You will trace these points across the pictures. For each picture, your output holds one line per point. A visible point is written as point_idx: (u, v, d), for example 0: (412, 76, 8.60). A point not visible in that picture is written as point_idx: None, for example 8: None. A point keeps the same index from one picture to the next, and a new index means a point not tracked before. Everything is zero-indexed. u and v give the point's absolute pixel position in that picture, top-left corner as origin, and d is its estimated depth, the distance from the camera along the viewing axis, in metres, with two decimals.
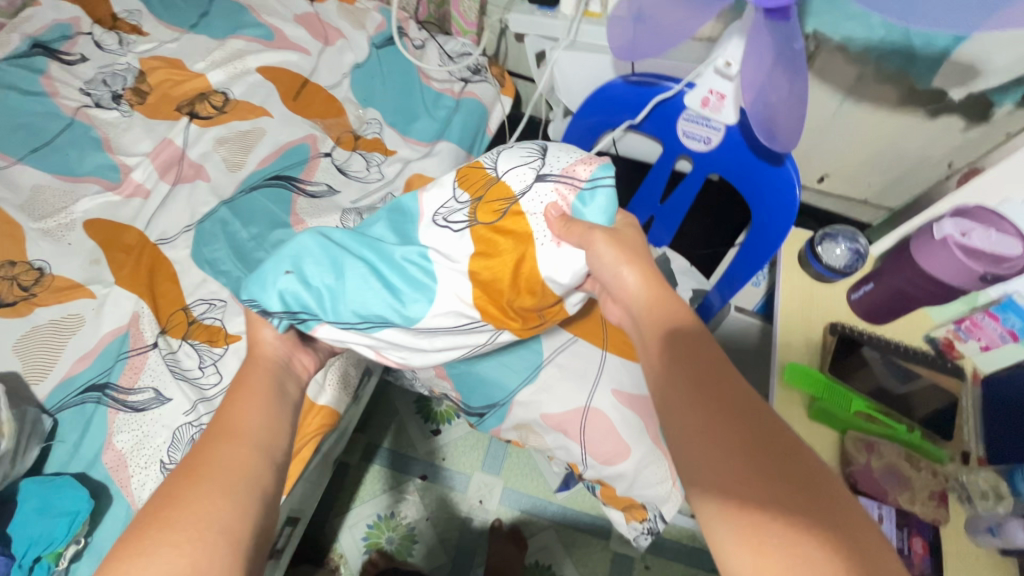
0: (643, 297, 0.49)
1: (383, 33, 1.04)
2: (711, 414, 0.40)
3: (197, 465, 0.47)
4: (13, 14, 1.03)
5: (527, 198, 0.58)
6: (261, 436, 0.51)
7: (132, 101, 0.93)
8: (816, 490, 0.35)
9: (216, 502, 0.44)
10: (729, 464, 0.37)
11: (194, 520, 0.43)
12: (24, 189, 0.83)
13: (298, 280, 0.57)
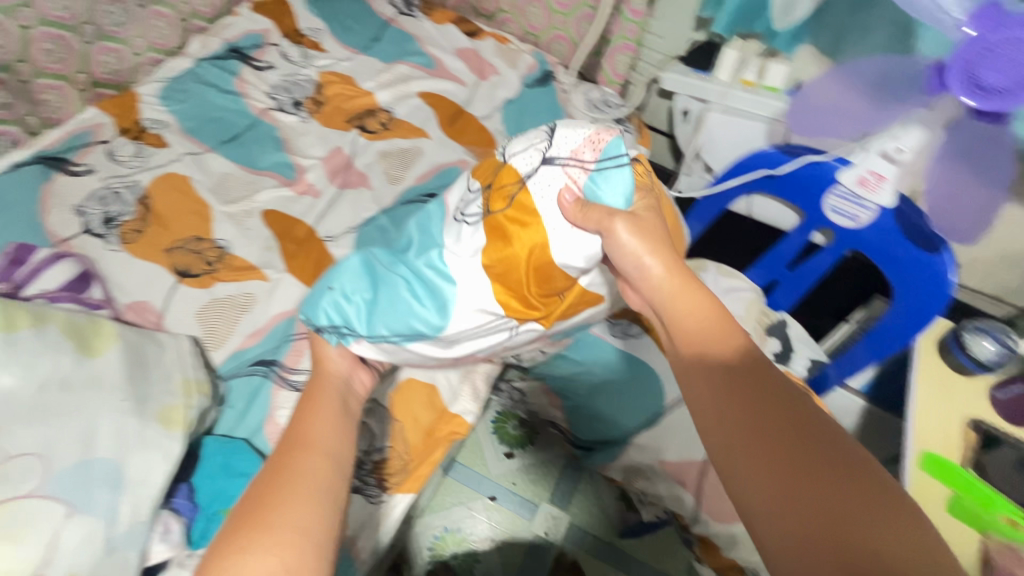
0: (666, 287, 0.52)
1: (534, 74, 1.12)
2: (755, 426, 0.42)
3: (280, 470, 0.49)
4: (217, 21, 1.17)
5: (536, 182, 0.60)
6: (332, 450, 0.52)
7: (310, 109, 1.03)
8: (850, 482, 0.39)
9: (301, 510, 0.45)
10: (771, 470, 0.40)
11: (284, 521, 0.44)
12: (214, 175, 0.93)
13: (343, 297, 0.64)
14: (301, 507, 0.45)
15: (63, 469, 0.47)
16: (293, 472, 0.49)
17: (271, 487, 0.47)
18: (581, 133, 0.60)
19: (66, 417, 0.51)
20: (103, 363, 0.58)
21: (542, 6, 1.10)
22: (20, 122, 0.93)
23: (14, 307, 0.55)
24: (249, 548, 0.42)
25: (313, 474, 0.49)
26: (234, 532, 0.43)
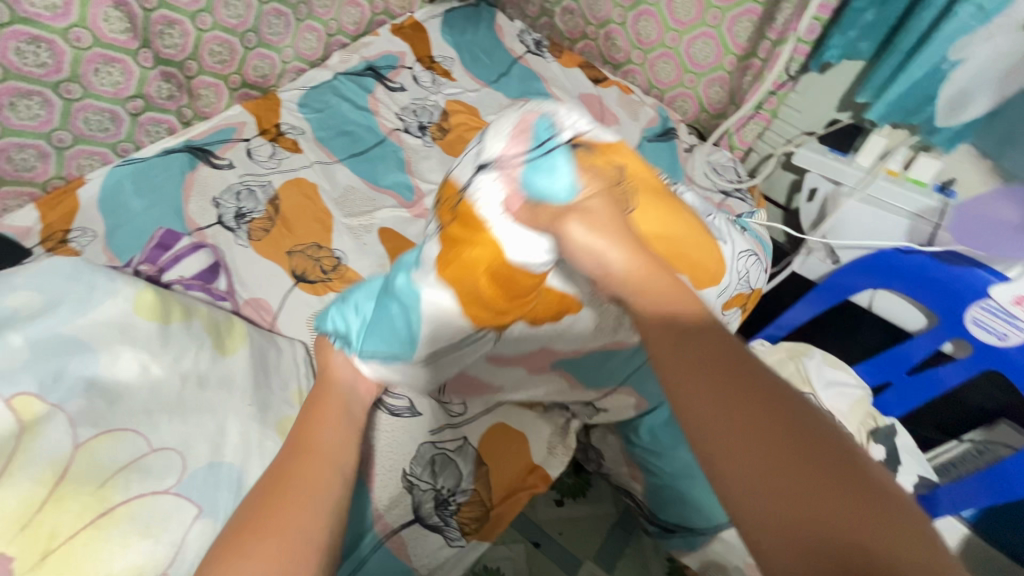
0: (630, 266, 0.43)
1: (654, 127, 1.11)
2: (733, 415, 0.33)
3: (282, 475, 0.47)
4: (358, 38, 1.23)
5: (476, 191, 0.57)
6: (335, 460, 0.50)
7: (434, 135, 1.07)
8: (851, 485, 0.30)
9: (295, 516, 0.44)
10: (761, 468, 0.31)
11: (278, 529, 0.43)
12: (339, 186, 0.98)
13: (345, 308, 0.63)
14: (288, 516, 0.44)
15: (196, 469, 0.49)
16: (291, 477, 0.47)
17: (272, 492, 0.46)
18: (505, 133, 0.59)
19: (202, 415, 0.53)
20: (234, 363, 0.60)
21: (673, 62, 1.10)
22: (178, 112, 1.01)
23: (170, 298, 0.58)
24: (241, 553, 0.41)
25: (303, 479, 0.47)
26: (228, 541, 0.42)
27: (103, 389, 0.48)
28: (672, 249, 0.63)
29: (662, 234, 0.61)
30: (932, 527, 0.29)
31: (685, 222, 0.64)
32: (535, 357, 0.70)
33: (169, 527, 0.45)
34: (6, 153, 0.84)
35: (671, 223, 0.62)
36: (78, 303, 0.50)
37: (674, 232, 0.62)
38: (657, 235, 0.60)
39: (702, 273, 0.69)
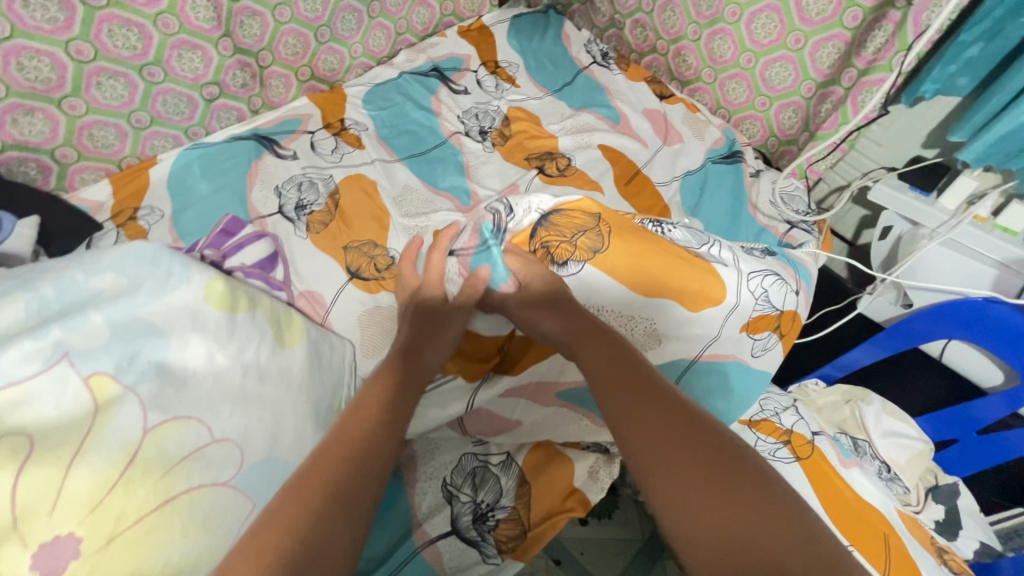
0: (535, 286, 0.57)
1: (719, 149, 1.08)
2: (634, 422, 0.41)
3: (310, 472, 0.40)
4: (425, 39, 1.24)
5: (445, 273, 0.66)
6: (366, 436, 0.44)
7: (494, 141, 1.06)
8: (738, 473, 0.36)
9: (309, 509, 0.37)
10: (670, 458, 0.38)
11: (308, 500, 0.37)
12: (398, 185, 0.98)
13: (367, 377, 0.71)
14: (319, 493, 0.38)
15: (253, 465, 0.49)
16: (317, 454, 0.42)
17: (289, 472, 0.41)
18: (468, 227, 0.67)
19: (261, 409, 0.53)
20: (291, 358, 0.60)
21: (746, 84, 1.06)
22: (248, 101, 1.03)
23: (239, 287, 0.59)
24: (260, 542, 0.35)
25: (325, 461, 0.41)
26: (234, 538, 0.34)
27: (172, 375, 0.49)
28: (652, 276, 0.60)
29: (630, 266, 0.59)
30: (805, 510, 0.35)
31: (658, 248, 0.61)
32: (536, 390, 0.68)
33: (223, 523, 0.45)
34: (88, 130, 0.88)
35: (638, 250, 0.60)
36: (155, 287, 0.51)
37: (647, 263, 0.60)
38: (626, 268, 0.59)
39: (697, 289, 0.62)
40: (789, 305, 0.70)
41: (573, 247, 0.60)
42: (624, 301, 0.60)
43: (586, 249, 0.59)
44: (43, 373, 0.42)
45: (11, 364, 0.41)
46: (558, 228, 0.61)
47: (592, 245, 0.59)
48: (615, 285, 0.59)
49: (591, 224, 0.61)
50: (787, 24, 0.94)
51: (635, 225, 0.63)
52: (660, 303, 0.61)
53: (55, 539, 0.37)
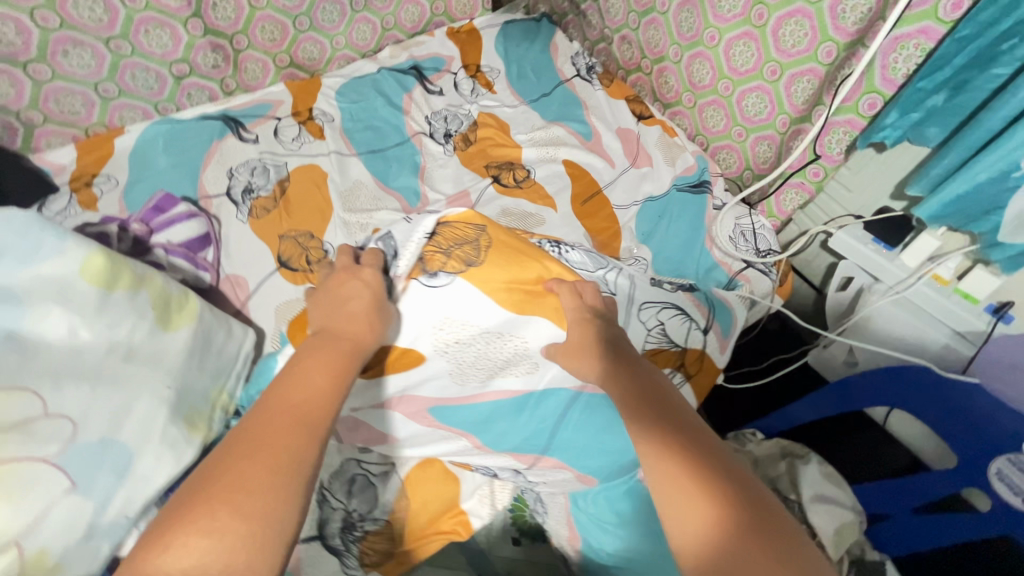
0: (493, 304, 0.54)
1: (688, 176, 1.02)
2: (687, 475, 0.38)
3: (254, 437, 0.38)
4: (413, 37, 1.24)
5: None
6: (318, 400, 0.42)
7: (457, 145, 1.05)
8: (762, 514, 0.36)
9: (263, 482, 0.36)
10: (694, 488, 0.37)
11: (248, 507, 0.34)
12: (349, 180, 0.98)
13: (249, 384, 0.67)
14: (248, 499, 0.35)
15: (85, 442, 0.49)
16: (267, 447, 0.37)
17: (237, 459, 0.37)
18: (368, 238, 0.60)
19: (113, 388, 0.53)
20: (172, 341, 0.60)
21: (723, 112, 1.01)
22: (221, 82, 1.05)
23: (126, 262, 0.59)
24: (179, 533, 0.33)
25: (272, 425, 0.39)
26: (177, 508, 0.34)
27: (20, 343, 0.50)
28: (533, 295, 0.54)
29: (504, 283, 0.54)
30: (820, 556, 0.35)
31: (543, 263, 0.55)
32: (405, 402, 0.60)
33: (31, 496, 0.45)
34: (55, 96, 0.91)
35: (517, 266, 0.54)
36: (23, 255, 0.52)
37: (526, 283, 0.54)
38: (501, 285, 0.54)
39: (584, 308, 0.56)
40: (694, 343, 0.69)
41: (446, 257, 0.54)
42: (496, 319, 0.55)
43: (459, 261, 0.54)
44: None
45: None
46: (434, 239, 0.55)
47: (467, 257, 0.54)
48: (486, 301, 0.54)
49: (471, 235, 0.55)
50: (763, 53, 0.89)
51: (523, 238, 0.57)
52: (534, 323, 0.55)
53: None
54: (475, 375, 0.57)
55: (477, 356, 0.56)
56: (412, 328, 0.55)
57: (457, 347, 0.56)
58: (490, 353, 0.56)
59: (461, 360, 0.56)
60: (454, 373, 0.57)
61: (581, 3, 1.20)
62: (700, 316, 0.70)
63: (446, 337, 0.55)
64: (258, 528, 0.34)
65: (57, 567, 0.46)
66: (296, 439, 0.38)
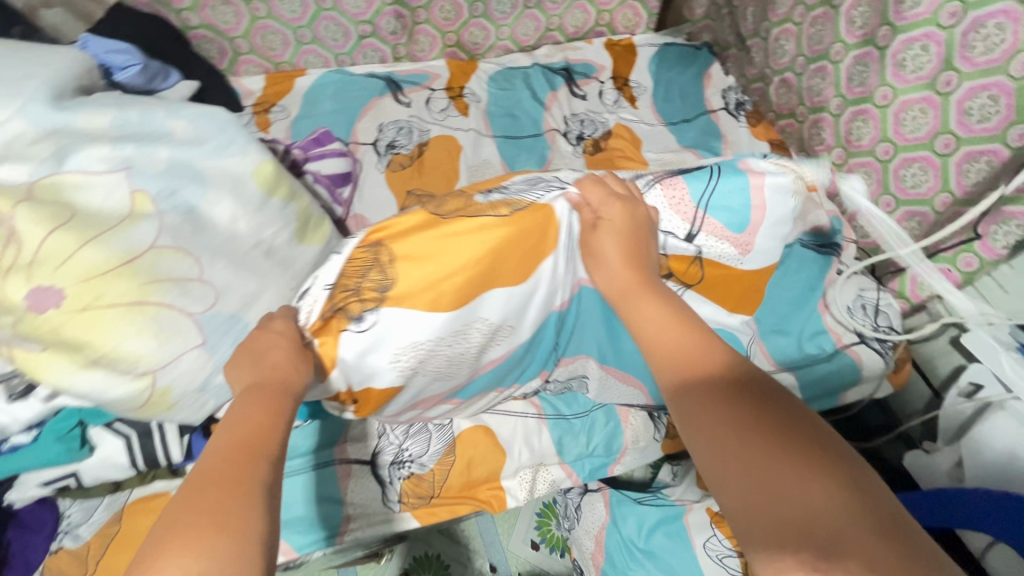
0: (428, 300, 0.52)
1: (818, 235, 0.97)
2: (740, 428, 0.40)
3: (214, 472, 0.39)
4: (572, 41, 1.28)
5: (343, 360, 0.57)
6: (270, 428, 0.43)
7: (586, 149, 1.08)
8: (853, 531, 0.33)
9: (234, 508, 0.36)
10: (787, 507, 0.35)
11: (216, 531, 0.35)
12: (480, 158, 1.03)
13: None
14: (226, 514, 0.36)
15: (220, 311, 0.57)
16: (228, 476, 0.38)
17: (200, 489, 0.37)
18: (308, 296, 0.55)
19: (252, 275, 0.61)
20: (303, 252, 0.68)
21: (875, 177, 0.94)
22: (394, 48, 1.16)
23: (286, 176, 0.66)
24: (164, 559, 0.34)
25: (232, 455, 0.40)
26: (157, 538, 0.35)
27: (196, 218, 0.58)
28: (463, 283, 0.53)
29: (423, 288, 0.52)
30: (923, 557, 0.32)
31: (460, 252, 0.51)
32: (421, 402, 0.64)
33: (174, 340, 0.53)
34: (263, 32, 1.07)
35: (430, 263, 0.51)
36: (215, 148, 0.61)
37: (449, 283, 0.52)
38: (424, 295, 0.52)
39: (535, 252, 0.55)
40: (672, 250, 0.66)
41: (360, 291, 0.51)
42: (437, 324, 0.54)
43: (372, 291, 0.51)
44: (105, 173, 0.53)
45: (88, 160, 0.53)
46: (341, 281, 0.51)
47: (378, 286, 0.51)
48: (423, 313, 0.53)
49: (372, 262, 0.51)
50: (940, 123, 0.81)
51: (415, 226, 0.52)
52: (481, 302, 0.55)
53: (49, 287, 0.47)
54: (461, 368, 0.60)
55: (448, 359, 0.58)
56: (374, 367, 0.54)
57: (422, 364, 0.56)
58: (465, 344, 0.58)
59: (437, 367, 0.58)
60: (436, 376, 0.59)
61: (748, 39, 1.17)
62: (684, 222, 0.63)
63: (406, 363, 0.55)
64: (231, 547, 0.35)
65: (174, 403, 0.55)
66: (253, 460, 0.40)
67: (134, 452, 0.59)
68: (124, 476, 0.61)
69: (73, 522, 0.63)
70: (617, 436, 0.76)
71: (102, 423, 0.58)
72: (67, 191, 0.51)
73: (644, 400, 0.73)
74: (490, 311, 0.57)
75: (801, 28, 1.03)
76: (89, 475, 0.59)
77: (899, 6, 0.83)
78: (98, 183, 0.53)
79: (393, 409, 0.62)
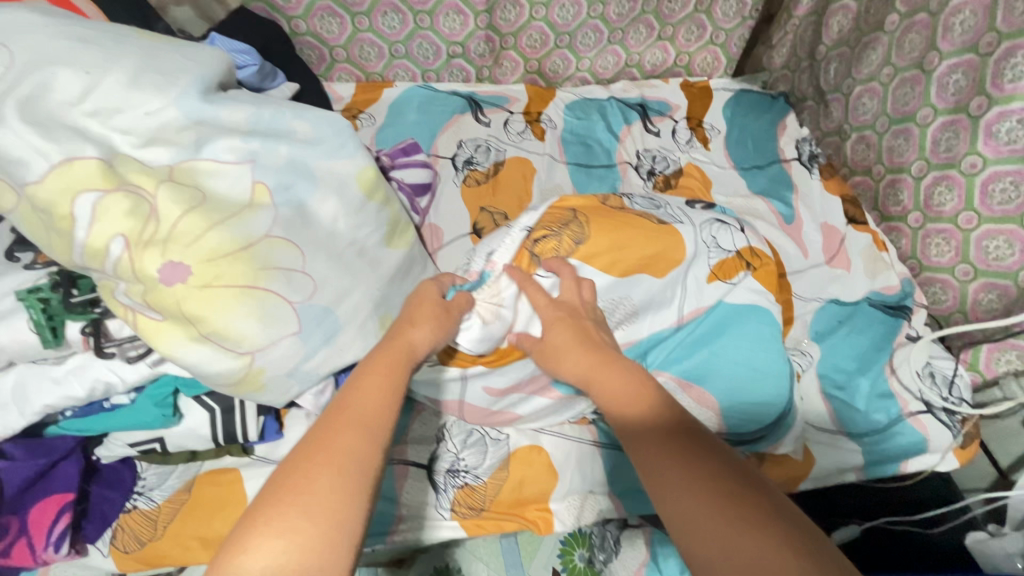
0: (602, 263, 0.66)
1: (887, 296, 0.96)
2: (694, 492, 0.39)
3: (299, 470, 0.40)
4: (649, 78, 1.31)
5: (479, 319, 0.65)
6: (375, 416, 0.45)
7: (656, 185, 1.10)
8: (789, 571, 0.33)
9: (321, 491, 0.39)
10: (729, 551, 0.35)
11: (308, 515, 0.38)
12: (552, 182, 1.06)
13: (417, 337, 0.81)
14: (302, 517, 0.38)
15: (316, 302, 0.60)
16: (297, 474, 0.40)
17: (290, 476, 0.40)
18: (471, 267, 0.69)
19: (346, 272, 0.64)
20: (389, 255, 0.71)
21: (954, 245, 0.93)
22: (479, 69, 1.21)
23: (383, 184, 0.70)
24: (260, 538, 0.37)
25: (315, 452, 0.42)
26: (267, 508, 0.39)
27: (305, 213, 0.61)
28: (635, 257, 0.67)
29: (608, 250, 0.66)
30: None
31: (636, 228, 0.68)
32: (528, 383, 0.68)
33: (275, 325, 0.56)
34: (362, 43, 1.13)
35: (609, 229, 0.67)
36: (329, 150, 0.64)
37: (627, 252, 0.67)
38: (608, 254, 0.66)
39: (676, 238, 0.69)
40: (741, 243, 0.74)
41: (558, 240, 0.66)
42: (606, 283, 0.66)
43: (569, 242, 0.66)
44: (234, 163, 0.57)
45: (222, 150, 0.57)
46: (540, 226, 0.68)
47: (575, 237, 0.66)
48: (599, 270, 0.66)
49: (569, 219, 0.68)
50: None
51: (597, 205, 0.72)
52: (636, 280, 0.67)
53: (178, 263, 0.51)
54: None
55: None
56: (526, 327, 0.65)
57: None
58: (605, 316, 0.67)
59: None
60: None
61: (827, 94, 1.18)
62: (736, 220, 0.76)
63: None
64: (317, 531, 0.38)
65: (263, 384, 0.58)
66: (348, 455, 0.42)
67: (216, 426, 0.62)
68: (203, 447, 0.64)
69: (148, 484, 0.65)
70: None
71: (192, 395, 0.61)
72: (201, 176, 0.55)
73: (716, 424, 0.68)
74: (633, 290, 0.67)
75: (887, 89, 1.02)
76: (172, 442, 0.62)
77: (998, 78, 0.82)
78: (227, 172, 0.56)
79: (502, 381, 0.68)
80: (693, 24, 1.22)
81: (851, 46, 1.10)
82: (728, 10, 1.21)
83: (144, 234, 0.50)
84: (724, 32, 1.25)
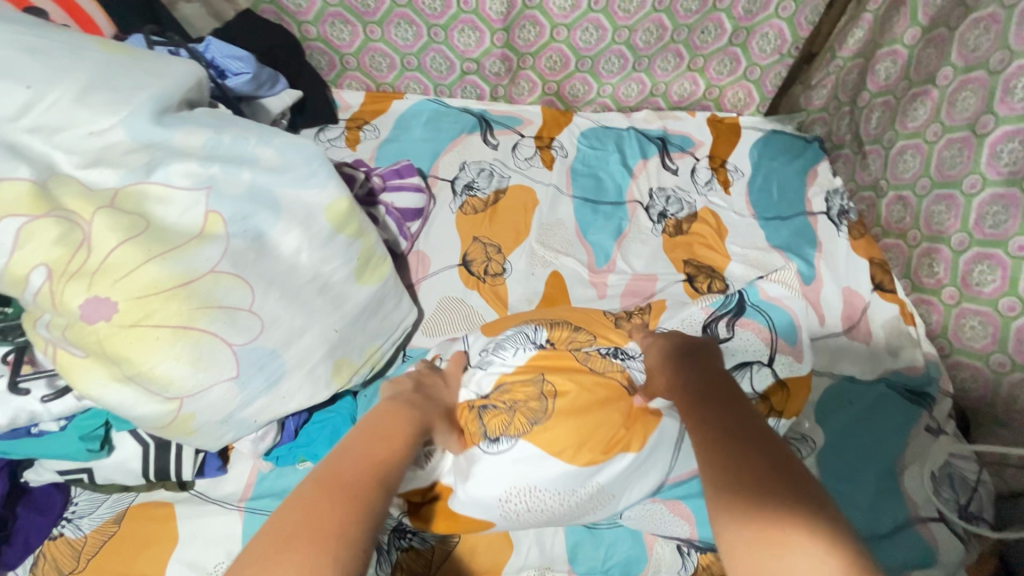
0: (572, 442, 0.56)
1: (909, 378, 0.86)
2: (751, 459, 0.39)
3: (313, 508, 0.37)
4: (674, 109, 1.23)
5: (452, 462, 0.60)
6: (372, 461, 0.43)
7: (666, 229, 1.02)
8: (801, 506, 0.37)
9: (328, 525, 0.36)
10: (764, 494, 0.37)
11: (303, 561, 0.33)
12: (554, 217, 1.00)
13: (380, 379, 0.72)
14: (307, 560, 0.33)
15: (261, 345, 0.55)
16: (293, 525, 0.35)
17: (287, 517, 0.36)
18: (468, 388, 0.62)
19: (300, 310, 0.58)
20: (357, 292, 0.63)
21: (991, 330, 0.83)
22: (493, 88, 1.16)
23: (359, 214, 0.62)
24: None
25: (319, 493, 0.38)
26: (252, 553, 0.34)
27: (262, 245, 0.56)
28: (604, 443, 0.56)
29: (568, 438, 0.56)
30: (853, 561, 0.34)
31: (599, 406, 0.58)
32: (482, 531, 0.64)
33: (210, 369, 0.52)
34: (373, 53, 1.11)
35: (571, 398, 0.58)
36: (298, 178, 0.58)
37: (596, 434, 0.57)
38: (572, 436, 0.56)
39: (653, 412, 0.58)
40: (765, 382, 0.66)
41: (513, 418, 0.58)
42: (573, 476, 0.56)
43: (523, 422, 0.57)
44: (187, 190, 0.53)
45: (175, 174, 0.53)
46: (501, 399, 0.59)
47: (532, 415, 0.57)
48: (552, 462, 0.56)
49: (531, 393, 0.59)
50: None
51: (567, 363, 0.61)
52: (605, 468, 0.57)
53: (105, 298, 0.47)
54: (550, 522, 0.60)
55: (545, 515, 0.58)
56: (476, 484, 0.58)
57: (526, 512, 0.58)
58: (549, 506, 0.57)
59: (528, 521, 0.59)
60: (527, 524, 0.59)
61: (866, 144, 1.08)
62: (761, 350, 0.68)
63: (513, 506, 0.57)
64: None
65: (193, 430, 0.54)
66: (366, 495, 0.39)
67: (148, 462, 0.59)
68: (134, 481, 0.61)
69: (79, 511, 0.62)
70: (638, 562, 0.68)
71: (125, 428, 0.57)
72: (149, 201, 0.52)
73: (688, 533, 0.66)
74: (604, 476, 0.57)
75: (932, 148, 0.93)
76: (101, 473, 0.59)
77: None
78: (177, 199, 0.52)
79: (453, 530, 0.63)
80: (726, 57, 1.14)
81: (897, 97, 1.00)
82: (765, 46, 1.13)
83: (70, 266, 0.47)
84: (760, 68, 1.16)
